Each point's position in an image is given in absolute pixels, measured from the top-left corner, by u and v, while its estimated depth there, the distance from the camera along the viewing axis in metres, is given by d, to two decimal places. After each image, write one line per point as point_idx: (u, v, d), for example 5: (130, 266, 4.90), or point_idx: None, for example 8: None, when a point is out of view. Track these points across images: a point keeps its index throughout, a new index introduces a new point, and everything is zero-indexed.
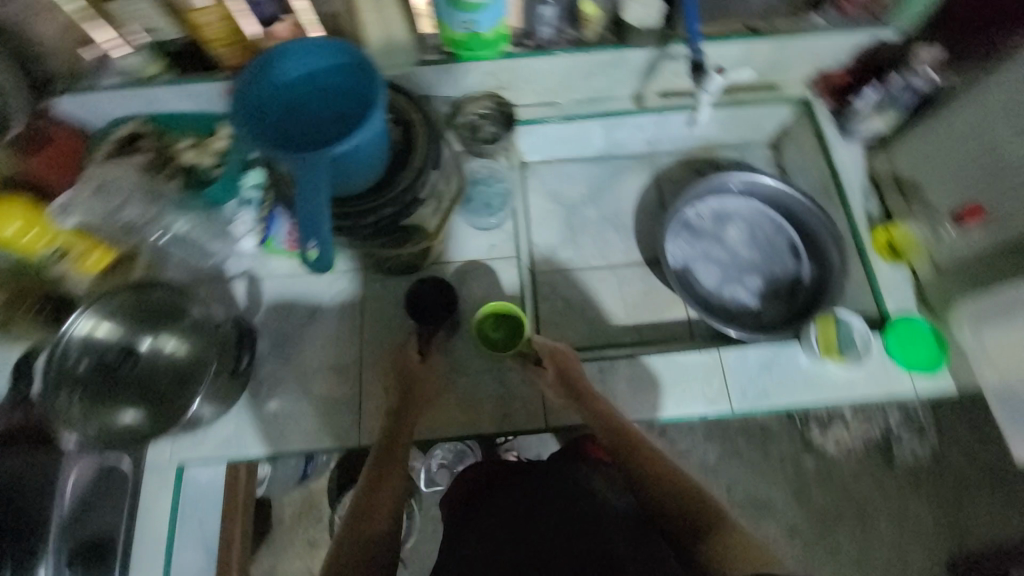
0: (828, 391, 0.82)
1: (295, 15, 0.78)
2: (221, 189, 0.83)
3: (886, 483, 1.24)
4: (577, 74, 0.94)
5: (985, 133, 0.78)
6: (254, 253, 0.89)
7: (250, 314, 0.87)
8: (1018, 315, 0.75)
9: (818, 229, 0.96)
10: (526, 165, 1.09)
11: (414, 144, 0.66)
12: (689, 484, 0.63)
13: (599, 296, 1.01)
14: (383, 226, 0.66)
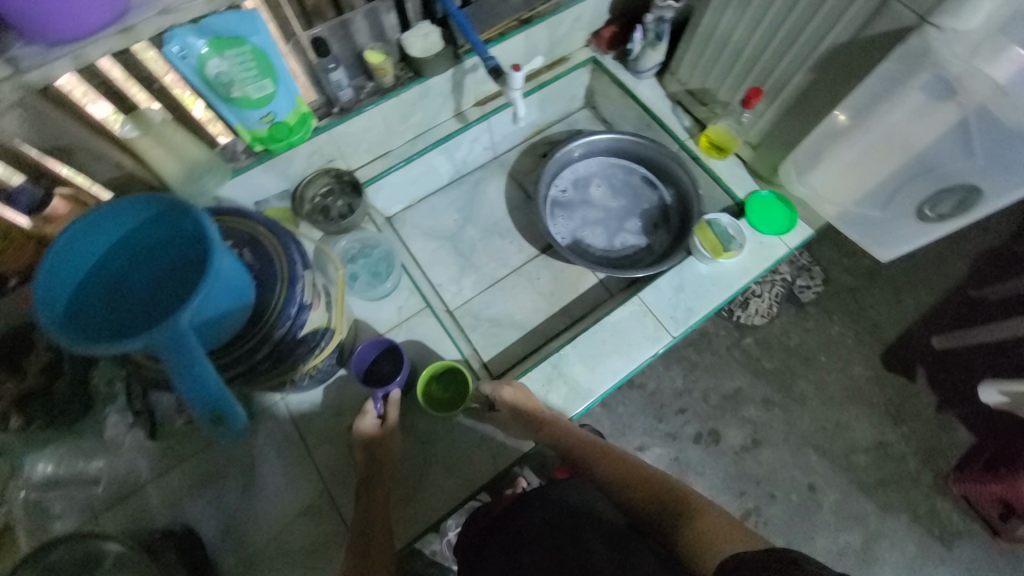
0: (733, 281, 0.93)
1: (70, 189, 0.72)
2: (75, 402, 0.75)
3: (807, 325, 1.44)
4: (394, 119, 0.95)
5: (732, 33, 0.92)
6: (150, 448, 0.77)
7: (180, 515, 0.75)
8: (824, 156, 0.89)
9: (657, 157, 1.08)
10: (392, 218, 1.08)
11: (271, 255, 0.61)
12: (657, 479, 0.66)
13: (519, 301, 1.03)
14: (281, 349, 0.62)
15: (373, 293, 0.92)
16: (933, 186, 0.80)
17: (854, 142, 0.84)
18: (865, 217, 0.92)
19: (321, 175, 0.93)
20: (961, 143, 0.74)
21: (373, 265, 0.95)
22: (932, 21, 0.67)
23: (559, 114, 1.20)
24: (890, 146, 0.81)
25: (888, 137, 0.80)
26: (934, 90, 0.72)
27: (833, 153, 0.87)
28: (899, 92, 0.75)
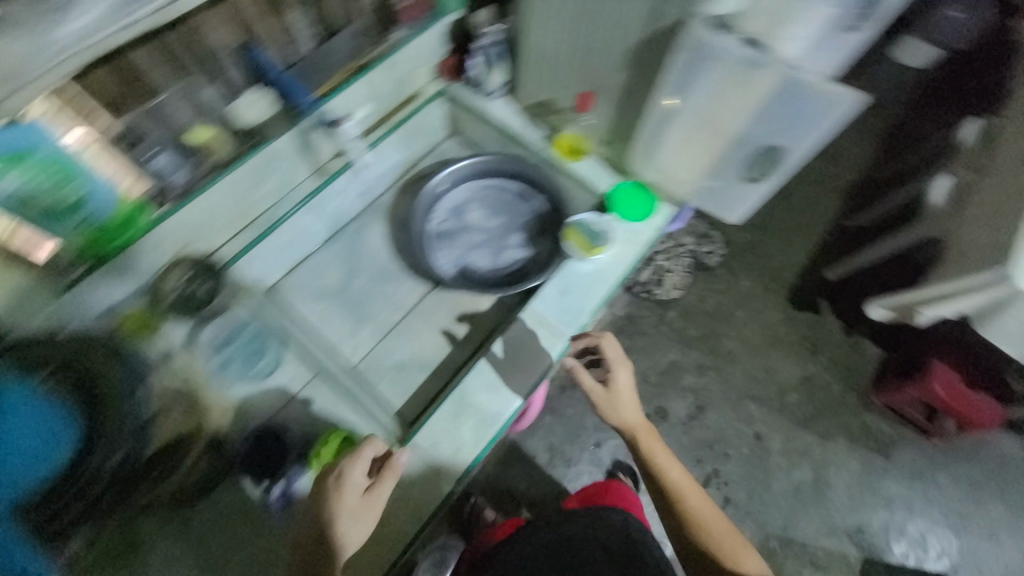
0: (610, 276, 0.97)
1: None
2: None
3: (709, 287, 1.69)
4: (241, 191, 0.91)
5: (553, 46, 0.97)
6: None
7: None
8: (659, 143, 0.97)
9: (521, 171, 1.13)
10: (272, 288, 1.04)
11: (99, 395, 0.80)
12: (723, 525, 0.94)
13: (418, 342, 1.03)
14: (116, 478, 0.77)
15: (258, 372, 0.92)
16: (749, 153, 0.89)
17: (678, 121, 0.91)
18: (710, 189, 1.00)
19: (179, 263, 0.88)
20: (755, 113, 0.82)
21: (250, 347, 0.93)
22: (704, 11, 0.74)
23: (426, 147, 1.21)
24: (706, 121, 0.88)
25: (702, 113, 0.87)
26: (723, 66, 0.79)
27: (665, 138, 0.95)
28: (695, 75, 0.81)
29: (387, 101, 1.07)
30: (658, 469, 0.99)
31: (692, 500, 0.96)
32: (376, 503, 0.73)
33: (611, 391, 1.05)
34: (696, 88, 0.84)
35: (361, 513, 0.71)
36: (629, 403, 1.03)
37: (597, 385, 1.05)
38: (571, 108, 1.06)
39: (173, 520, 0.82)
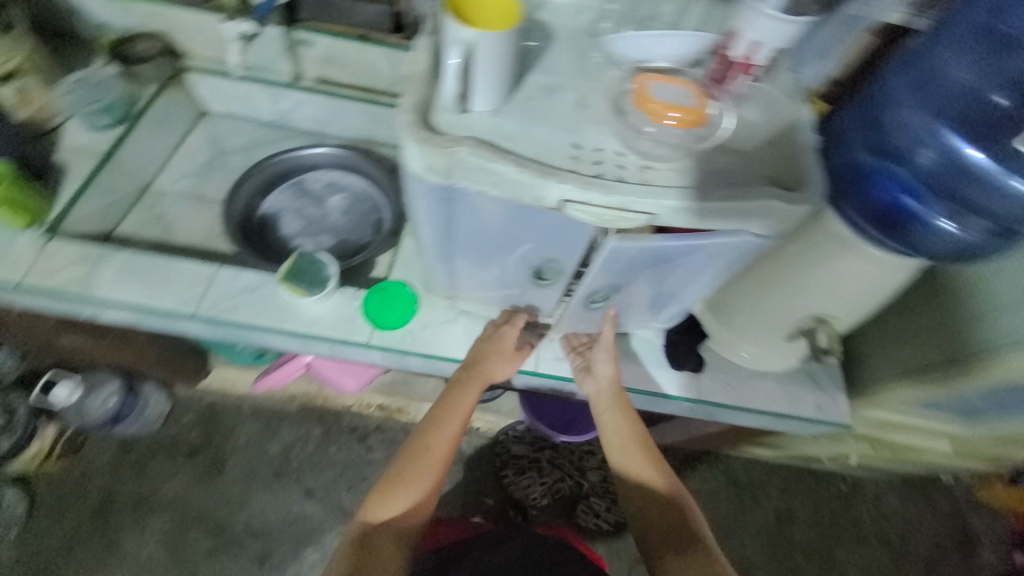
0: (290, 322, 0.88)
1: None
2: None
3: (552, 517, 1.67)
4: (220, 37, 1.11)
5: None
6: None
7: None
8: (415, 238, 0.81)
9: (387, 210, 1.11)
10: (205, 113, 1.23)
11: None
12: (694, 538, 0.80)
13: (184, 218, 1.07)
14: None
15: (93, 126, 1.04)
16: (518, 276, 0.78)
17: (434, 270, 0.84)
18: (444, 339, 0.90)
19: (148, 37, 1.11)
20: (481, 258, 0.76)
21: (91, 98, 1.03)
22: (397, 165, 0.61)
23: (371, 136, 1.25)
24: (466, 229, 0.69)
25: (458, 233, 0.70)
26: (483, 208, 0.62)
27: (422, 241, 0.77)
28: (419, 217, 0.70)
29: (354, 78, 1.17)
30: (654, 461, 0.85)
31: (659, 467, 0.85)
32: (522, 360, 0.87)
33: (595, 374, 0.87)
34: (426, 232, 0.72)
35: (508, 356, 0.85)
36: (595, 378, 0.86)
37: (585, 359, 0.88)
38: None
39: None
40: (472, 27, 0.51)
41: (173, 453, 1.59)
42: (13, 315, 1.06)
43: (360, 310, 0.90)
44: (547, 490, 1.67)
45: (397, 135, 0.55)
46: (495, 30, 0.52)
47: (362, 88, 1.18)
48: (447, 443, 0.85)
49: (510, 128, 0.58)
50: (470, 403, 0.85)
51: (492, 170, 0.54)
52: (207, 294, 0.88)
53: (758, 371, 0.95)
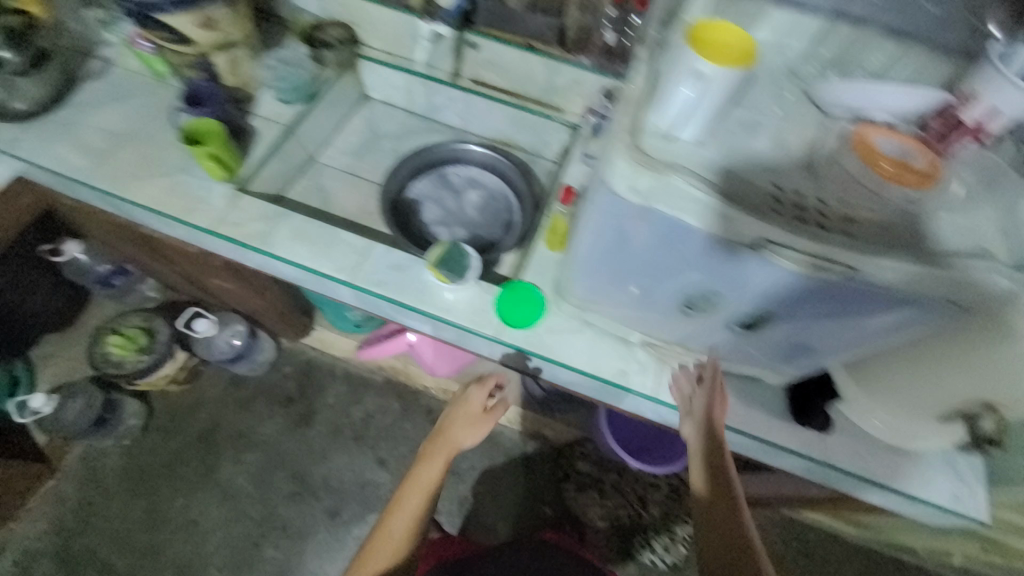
0: (430, 304, 0.95)
1: None
2: None
3: (607, 540, 1.65)
4: (398, 31, 1.21)
5: None
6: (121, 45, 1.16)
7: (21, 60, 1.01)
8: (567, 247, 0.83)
9: (520, 212, 1.15)
10: (366, 97, 1.34)
11: None
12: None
13: (341, 192, 1.18)
14: None
15: (281, 99, 1.15)
16: (663, 303, 0.79)
17: (575, 282, 0.86)
18: (568, 348, 0.92)
19: (337, 25, 1.23)
20: (631, 281, 0.78)
21: (287, 74, 1.13)
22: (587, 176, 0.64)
23: (511, 138, 1.30)
24: (632, 249, 0.70)
25: (621, 252, 0.71)
26: (663, 236, 0.63)
27: (576, 253, 0.79)
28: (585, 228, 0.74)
29: (509, 83, 1.22)
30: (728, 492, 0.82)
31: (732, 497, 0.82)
32: (490, 418, 1.17)
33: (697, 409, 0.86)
34: (585, 245, 0.75)
35: (473, 419, 1.15)
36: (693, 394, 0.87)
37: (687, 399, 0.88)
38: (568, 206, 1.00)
39: (172, 89, 1.13)
40: (707, 62, 0.53)
41: (271, 398, 1.73)
42: (193, 252, 1.21)
43: (492, 304, 0.95)
44: (606, 514, 1.65)
45: (608, 153, 0.58)
46: (728, 69, 0.53)
47: (514, 93, 1.23)
48: (417, 503, 1.03)
49: (714, 160, 0.59)
50: (436, 470, 1.07)
51: (699, 202, 0.55)
52: (363, 266, 0.97)
53: (890, 444, 0.90)
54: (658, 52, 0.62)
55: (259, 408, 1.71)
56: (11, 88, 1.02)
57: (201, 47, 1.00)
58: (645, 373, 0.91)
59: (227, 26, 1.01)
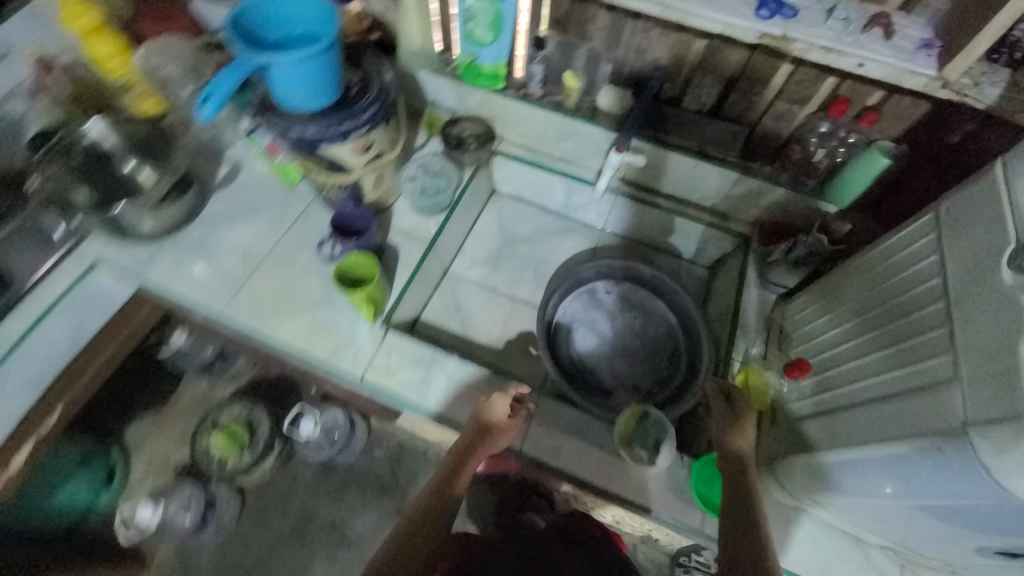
0: (613, 483, 0.81)
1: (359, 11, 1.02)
2: None
3: None
4: (546, 129, 1.07)
5: (855, 287, 0.72)
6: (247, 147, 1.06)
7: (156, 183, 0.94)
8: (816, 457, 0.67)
9: (686, 338, 1.02)
10: (496, 192, 1.21)
11: None
12: None
13: (481, 312, 1.08)
14: None
15: (421, 211, 1.04)
16: (948, 535, 0.62)
17: (808, 487, 0.70)
18: (785, 548, 0.77)
19: (474, 120, 1.10)
20: (911, 513, 0.61)
21: (433, 186, 1.05)
22: (971, 437, 0.46)
23: (660, 242, 1.16)
24: (947, 503, 0.53)
25: (925, 498, 0.55)
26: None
27: (834, 465, 0.64)
28: (887, 468, 0.56)
29: (670, 188, 1.06)
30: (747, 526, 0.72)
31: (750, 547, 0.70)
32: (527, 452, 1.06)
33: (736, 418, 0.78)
34: (874, 472, 0.58)
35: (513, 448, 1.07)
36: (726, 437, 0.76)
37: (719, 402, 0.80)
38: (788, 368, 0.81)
39: (305, 200, 1.04)
40: None
41: (363, 489, 1.62)
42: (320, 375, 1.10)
43: (687, 485, 0.81)
44: None
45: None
46: None
47: (674, 197, 1.07)
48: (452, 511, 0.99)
49: None
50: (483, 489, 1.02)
51: None
52: (535, 428, 0.85)
53: None
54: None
55: (350, 501, 1.60)
56: (144, 211, 0.92)
57: (356, 171, 0.90)
58: None
59: (383, 145, 0.90)
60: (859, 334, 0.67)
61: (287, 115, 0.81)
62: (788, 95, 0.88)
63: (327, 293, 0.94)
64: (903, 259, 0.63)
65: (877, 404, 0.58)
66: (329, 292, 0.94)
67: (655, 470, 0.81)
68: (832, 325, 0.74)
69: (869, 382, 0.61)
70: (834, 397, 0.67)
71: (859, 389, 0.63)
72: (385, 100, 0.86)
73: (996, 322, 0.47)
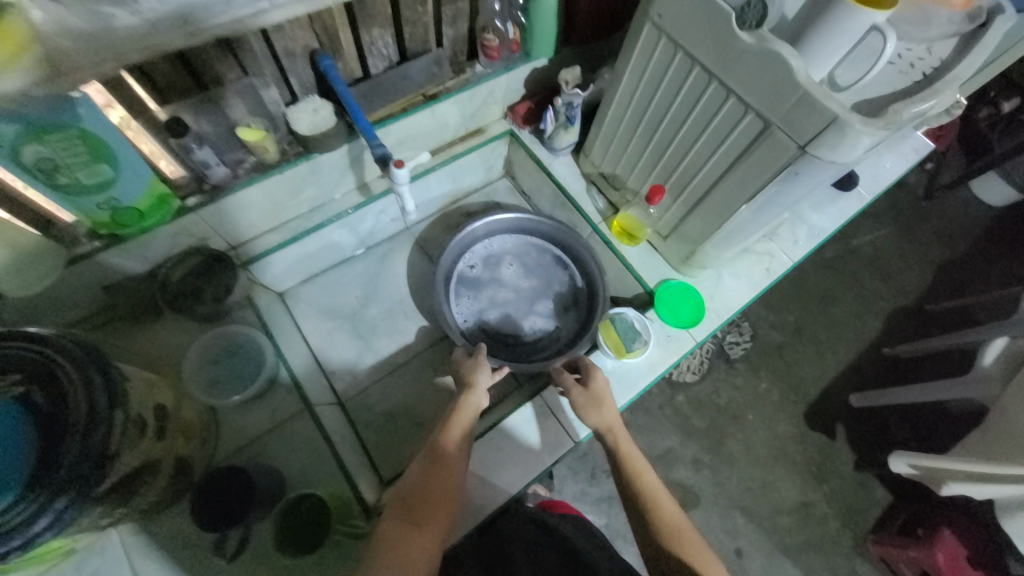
0: (637, 381, 0.89)
1: None
2: None
3: None
4: (276, 197, 0.85)
5: (637, 107, 0.84)
6: None
7: None
8: (718, 235, 0.83)
9: (556, 242, 1.05)
10: (285, 293, 1.00)
11: None
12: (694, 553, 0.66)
13: (409, 392, 0.96)
14: None
15: (249, 397, 0.79)
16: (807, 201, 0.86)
17: (723, 248, 0.88)
18: (734, 295, 0.98)
19: (192, 255, 0.82)
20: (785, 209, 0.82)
21: (240, 363, 0.82)
22: (811, 152, 0.61)
23: (458, 193, 1.13)
24: (806, 190, 0.72)
25: (791, 198, 0.74)
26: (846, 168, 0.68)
27: (731, 228, 0.81)
28: (769, 202, 0.73)
29: (428, 147, 1.00)
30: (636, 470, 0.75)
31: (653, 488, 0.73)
32: None
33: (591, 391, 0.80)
34: (761, 209, 0.75)
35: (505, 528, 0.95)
36: (588, 403, 0.79)
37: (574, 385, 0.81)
38: (643, 193, 0.94)
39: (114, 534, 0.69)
40: (870, 5, 0.56)
41: None
42: None
43: (667, 326, 0.93)
44: None
45: (856, 136, 0.56)
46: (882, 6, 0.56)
47: (437, 150, 1.02)
48: None
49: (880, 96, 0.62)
50: None
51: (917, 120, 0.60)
52: (565, 416, 0.84)
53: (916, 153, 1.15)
54: (770, 39, 0.60)
55: None
56: None
57: (161, 456, 0.62)
58: (778, 255, 1.02)
59: (147, 399, 0.60)
60: (674, 139, 0.80)
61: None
62: None
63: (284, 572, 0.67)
64: (665, 70, 0.75)
65: (731, 173, 0.73)
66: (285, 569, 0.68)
67: (650, 344, 0.90)
68: (647, 144, 0.86)
69: (712, 164, 0.76)
70: (698, 190, 0.81)
71: (712, 171, 0.76)
72: (98, 357, 0.56)
73: (767, 72, 0.61)
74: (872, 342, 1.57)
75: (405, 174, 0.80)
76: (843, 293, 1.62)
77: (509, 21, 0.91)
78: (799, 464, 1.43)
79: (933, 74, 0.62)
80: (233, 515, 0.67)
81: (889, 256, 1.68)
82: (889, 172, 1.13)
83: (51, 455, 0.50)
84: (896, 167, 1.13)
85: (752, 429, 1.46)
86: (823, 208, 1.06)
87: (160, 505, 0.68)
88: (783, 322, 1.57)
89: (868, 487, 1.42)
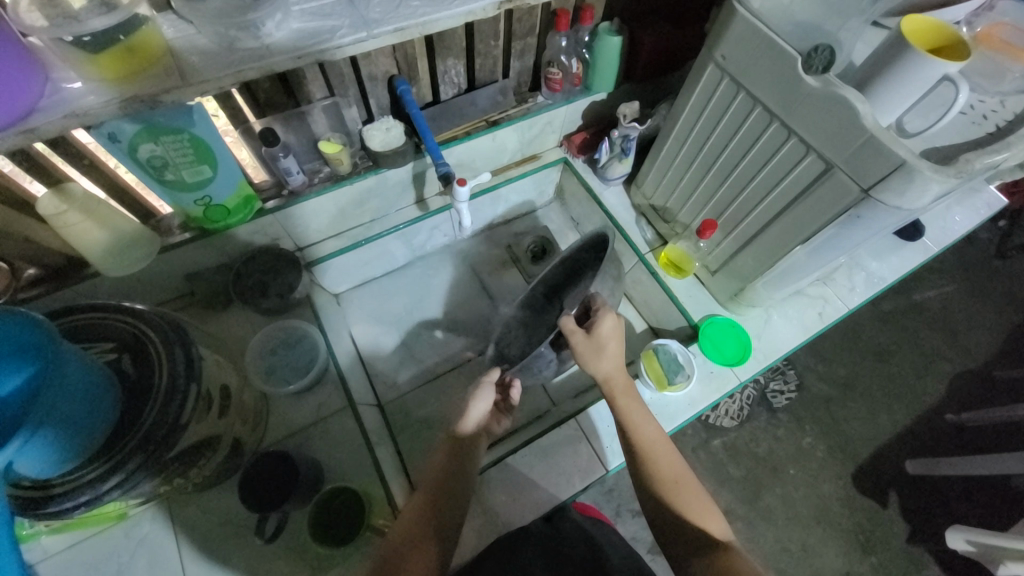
0: (675, 414, 0.87)
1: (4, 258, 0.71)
2: None
3: None
4: (344, 205, 0.92)
5: (694, 142, 0.85)
6: (52, 554, 0.69)
7: None
8: (769, 274, 0.83)
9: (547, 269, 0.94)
10: (339, 296, 1.06)
11: None
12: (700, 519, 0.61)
13: (444, 405, 0.98)
14: None
15: (297, 390, 0.84)
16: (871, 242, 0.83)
17: (773, 288, 0.87)
18: (782, 336, 0.95)
19: (262, 252, 0.89)
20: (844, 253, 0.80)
21: (293, 357, 0.87)
22: (875, 196, 0.60)
23: (508, 214, 1.17)
24: (866, 236, 0.71)
25: (849, 242, 0.73)
26: (910, 215, 0.66)
27: (784, 267, 0.80)
28: (827, 244, 0.72)
29: (486, 170, 1.05)
30: (640, 430, 0.69)
31: (661, 452, 0.67)
32: None
33: (593, 338, 0.74)
34: (815, 251, 0.74)
35: None
36: (595, 353, 0.74)
37: (578, 330, 0.75)
38: (694, 227, 0.95)
39: (165, 505, 0.74)
40: (943, 57, 0.56)
41: None
42: None
43: (710, 361, 0.91)
44: None
45: (926, 183, 0.55)
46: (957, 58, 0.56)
47: (495, 172, 1.07)
48: None
49: (950, 146, 0.61)
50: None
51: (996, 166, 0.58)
52: (599, 443, 0.84)
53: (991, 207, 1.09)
54: (834, 84, 0.61)
55: None
56: None
57: (221, 432, 0.67)
58: (832, 300, 0.99)
59: (213, 379, 0.65)
60: (729, 176, 0.81)
61: (73, 476, 0.52)
62: (519, 33, 0.89)
63: (320, 560, 0.71)
64: (725, 108, 0.76)
65: (787, 213, 0.73)
66: (321, 558, 0.71)
67: (692, 378, 0.89)
68: (701, 175, 0.87)
69: (767, 204, 0.76)
70: (752, 228, 0.81)
71: (767, 208, 0.76)
72: (181, 335, 0.61)
73: (832, 115, 0.61)
74: (932, 405, 1.46)
75: (466, 192, 0.85)
76: (900, 350, 1.53)
77: (575, 56, 0.95)
78: (843, 529, 1.33)
79: (1009, 125, 0.61)
80: (276, 499, 0.70)
81: (954, 315, 1.58)
82: (956, 226, 1.08)
83: (130, 419, 0.55)
84: (965, 221, 1.08)
85: (793, 484, 1.37)
86: (881, 256, 1.03)
87: (212, 481, 0.73)
88: (833, 375, 1.49)
89: (922, 564, 1.29)
